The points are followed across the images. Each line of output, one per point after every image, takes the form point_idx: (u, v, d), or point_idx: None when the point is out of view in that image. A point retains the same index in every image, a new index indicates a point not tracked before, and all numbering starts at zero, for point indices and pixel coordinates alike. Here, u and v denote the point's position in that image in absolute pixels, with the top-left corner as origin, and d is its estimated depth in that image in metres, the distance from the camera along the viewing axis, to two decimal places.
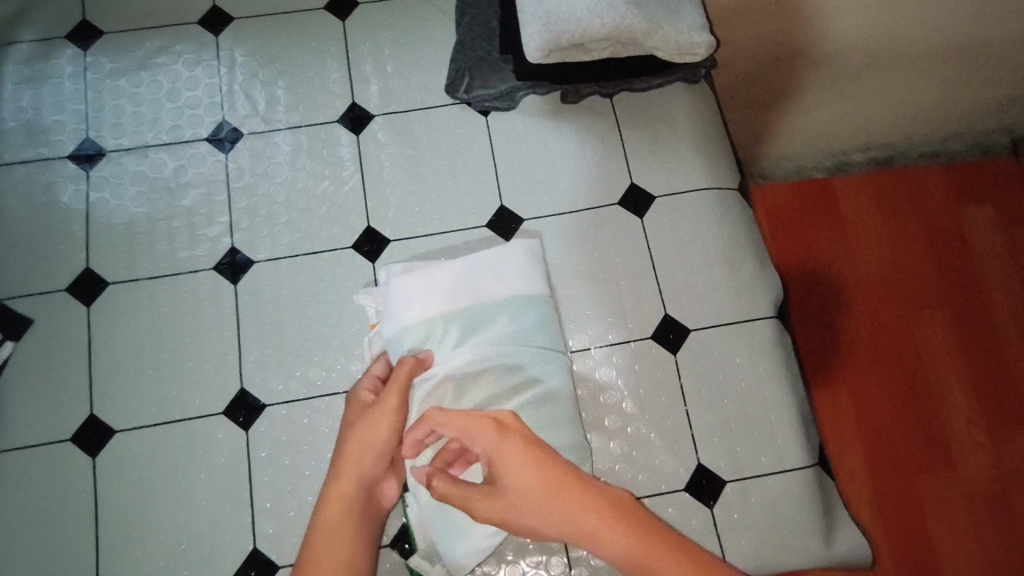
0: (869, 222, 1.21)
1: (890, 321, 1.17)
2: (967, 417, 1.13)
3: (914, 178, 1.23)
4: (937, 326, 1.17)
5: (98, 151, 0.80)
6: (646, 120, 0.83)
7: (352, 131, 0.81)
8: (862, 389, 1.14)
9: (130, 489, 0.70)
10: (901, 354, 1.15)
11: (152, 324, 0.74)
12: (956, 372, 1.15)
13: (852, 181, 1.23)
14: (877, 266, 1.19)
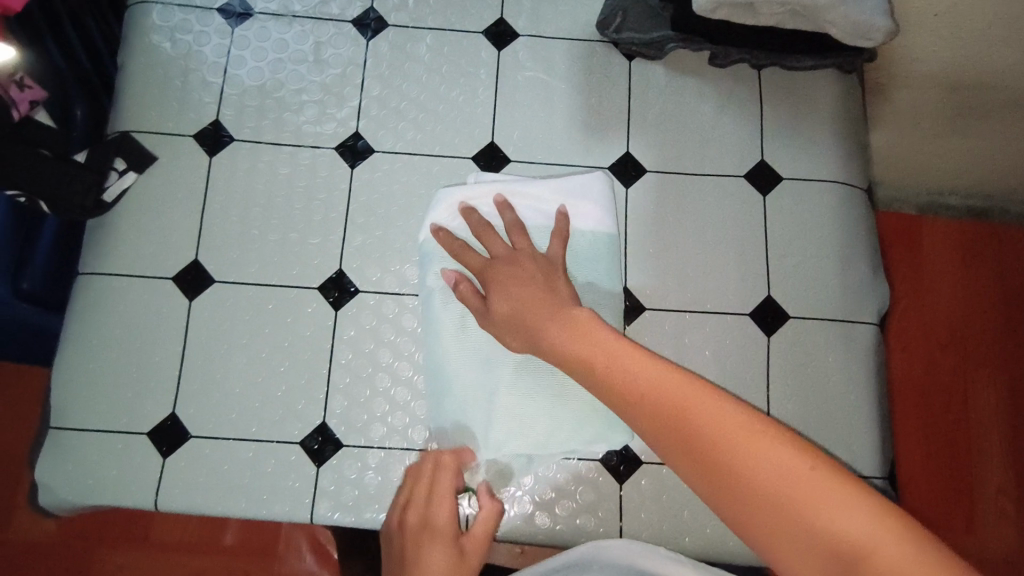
0: (950, 270, 1.20)
1: (947, 372, 1.16)
2: (1001, 484, 1.12)
3: (1007, 239, 1.21)
4: (995, 389, 1.15)
5: (246, 11, 0.80)
6: (788, 101, 0.80)
7: (495, 46, 0.81)
8: (902, 427, 1.14)
9: (219, 339, 0.71)
10: (948, 406, 1.15)
11: (267, 188, 0.75)
12: (1002, 439, 1.14)
13: (940, 226, 1.21)
14: (945, 315, 1.18)
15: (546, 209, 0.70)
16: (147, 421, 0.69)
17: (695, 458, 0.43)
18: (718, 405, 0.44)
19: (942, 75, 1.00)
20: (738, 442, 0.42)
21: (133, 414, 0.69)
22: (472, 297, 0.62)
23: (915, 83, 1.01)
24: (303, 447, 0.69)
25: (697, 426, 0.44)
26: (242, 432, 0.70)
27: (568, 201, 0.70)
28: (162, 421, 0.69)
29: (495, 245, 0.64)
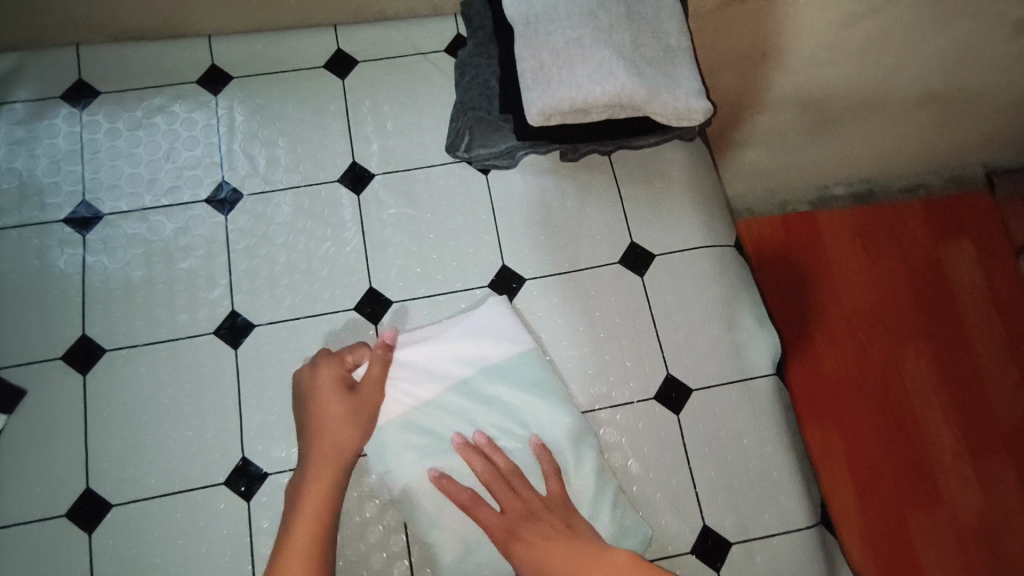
0: (853, 257, 1.25)
1: (876, 356, 1.21)
2: (953, 451, 1.17)
3: (894, 213, 1.28)
4: (922, 359, 1.21)
5: (94, 214, 0.79)
6: (643, 178, 0.84)
7: (354, 191, 0.81)
8: (855, 423, 1.17)
9: (128, 566, 0.68)
10: (886, 389, 1.19)
11: (150, 391, 0.73)
12: (941, 405, 1.19)
13: (833, 218, 1.26)
14: (861, 303, 1.23)
15: (471, 348, 0.71)
16: None
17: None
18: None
19: (802, 99, 1.16)
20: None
21: None
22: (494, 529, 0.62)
23: (781, 104, 1.16)
24: None
25: None
26: None
27: (486, 334, 0.72)
28: None
29: (506, 498, 0.63)
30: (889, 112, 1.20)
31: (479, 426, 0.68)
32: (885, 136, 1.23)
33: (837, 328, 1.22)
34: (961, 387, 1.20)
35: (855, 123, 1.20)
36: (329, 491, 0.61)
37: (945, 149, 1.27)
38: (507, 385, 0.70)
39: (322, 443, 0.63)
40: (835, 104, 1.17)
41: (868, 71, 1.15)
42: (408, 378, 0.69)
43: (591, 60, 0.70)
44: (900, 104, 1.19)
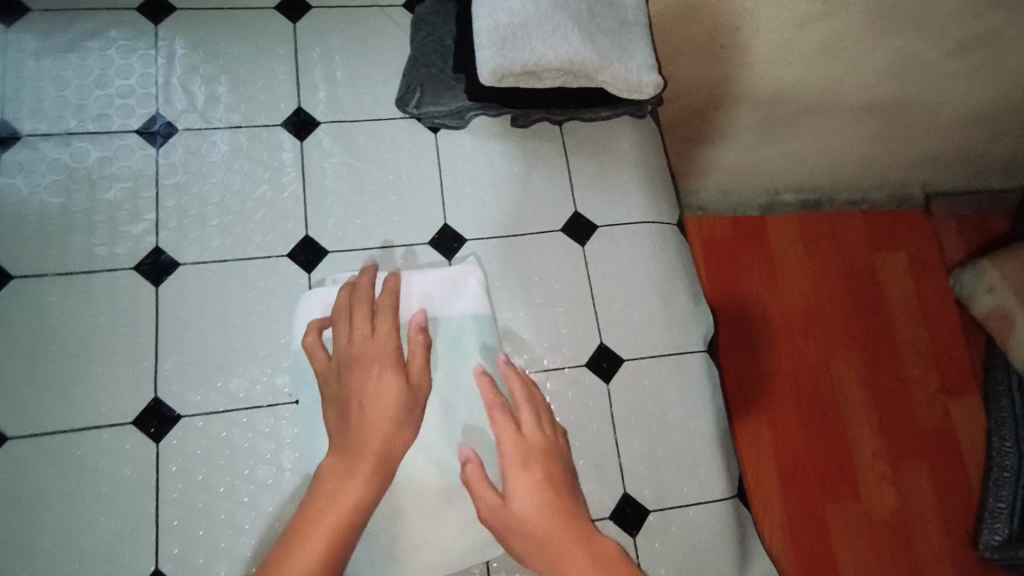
0: (795, 260, 1.35)
1: (809, 351, 1.29)
2: (873, 449, 1.24)
3: (834, 222, 1.38)
4: (851, 359, 1.29)
5: (12, 134, 0.74)
6: (593, 150, 0.84)
7: (296, 136, 0.79)
8: (784, 410, 1.25)
9: (19, 503, 0.64)
10: (817, 383, 1.27)
11: (60, 322, 0.69)
12: (865, 403, 1.27)
13: (780, 220, 1.37)
14: (800, 300, 1.32)
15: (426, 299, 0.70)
16: None
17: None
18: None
19: (758, 99, 1.12)
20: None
21: None
22: (485, 488, 0.59)
23: (733, 104, 1.13)
24: None
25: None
26: None
27: (448, 290, 0.71)
28: None
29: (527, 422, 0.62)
30: (842, 119, 1.17)
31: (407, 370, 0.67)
32: (832, 143, 1.24)
33: (776, 321, 1.30)
34: (885, 388, 1.29)
35: (804, 127, 1.19)
36: (384, 430, 0.58)
37: (889, 167, 1.33)
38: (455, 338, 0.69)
39: (371, 383, 0.59)
40: (789, 108, 1.14)
41: (840, 68, 1.05)
42: (331, 317, 0.68)
43: (546, 23, 0.69)
44: (853, 111, 1.15)
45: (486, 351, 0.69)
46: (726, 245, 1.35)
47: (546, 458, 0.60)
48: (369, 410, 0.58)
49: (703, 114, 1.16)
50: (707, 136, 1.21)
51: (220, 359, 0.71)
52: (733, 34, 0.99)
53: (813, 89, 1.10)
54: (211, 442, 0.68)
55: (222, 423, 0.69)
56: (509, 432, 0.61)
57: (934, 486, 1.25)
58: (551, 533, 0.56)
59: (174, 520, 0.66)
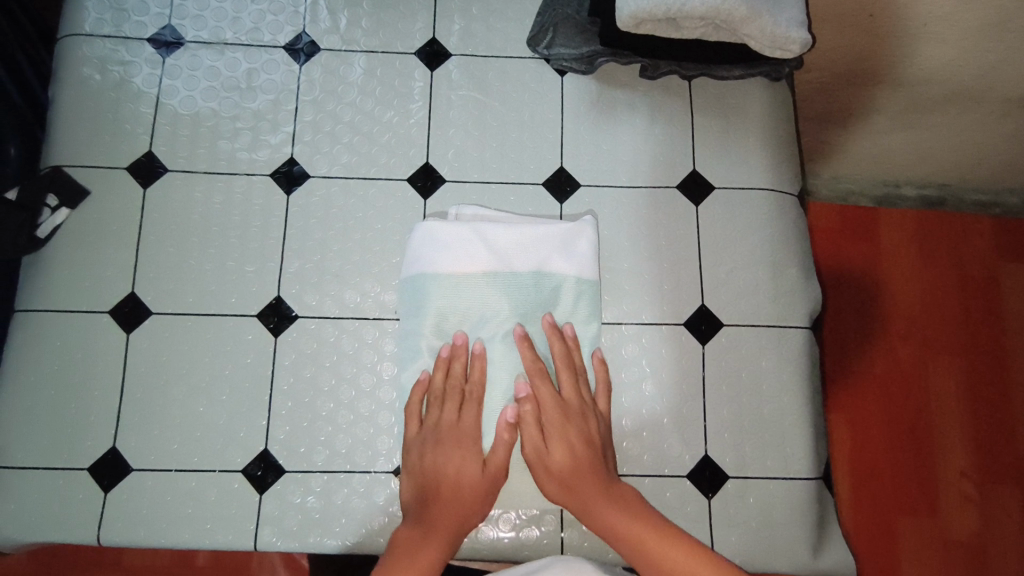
0: (905, 262, 1.26)
1: (906, 358, 1.22)
2: (962, 469, 1.17)
3: (959, 224, 1.27)
4: (952, 373, 1.21)
5: (176, 40, 0.80)
6: (719, 110, 0.82)
7: (427, 66, 0.81)
8: (869, 414, 1.19)
9: (157, 371, 0.72)
10: (910, 393, 1.20)
11: (202, 216, 0.76)
12: (961, 421, 1.19)
13: (896, 216, 1.28)
14: (905, 303, 1.24)
15: (535, 251, 0.69)
16: (89, 456, 0.70)
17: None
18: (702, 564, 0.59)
19: (901, 83, 1.05)
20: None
21: (75, 450, 0.70)
22: (532, 430, 0.63)
23: (872, 87, 1.07)
24: (245, 474, 0.70)
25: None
26: (184, 463, 0.70)
27: (559, 246, 0.69)
28: (103, 455, 0.70)
29: (567, 385, 0.66)
30: (989, 113, 1.09)
31: (498, 315, 0.67)
32: (972, 139, 1.15)
33: (875, 322, 1.23)
34: (987, 408, 1.20)
35: (946, 119, 1.11)
36: (468, 466, 0.63)
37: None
38: (552, 298, 0.69)
39: (457, 422, 0.64)
40: (932, 97, 1.07)
41: (998, 53, 0.98)
42: (451, 243, 0.68)
43: None
44: (1003, 104, 1.07)
45: (586, 311, 0.70)
46: (833, 236, 1.28)
47: (579, 416, 0.65)
48: (458, 447, 0.64)
49: (836, 93, 1.10)
50: (836, 117, 1.15)
51: (336, 269, 0.75)
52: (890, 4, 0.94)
53: (968, 74, 1.02)
54: (322, 344, 0.73)
55: (333, 329, 0.74)
56: (552, 395, 0.64)
57: None
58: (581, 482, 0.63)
59: (284, 408, 0.72)
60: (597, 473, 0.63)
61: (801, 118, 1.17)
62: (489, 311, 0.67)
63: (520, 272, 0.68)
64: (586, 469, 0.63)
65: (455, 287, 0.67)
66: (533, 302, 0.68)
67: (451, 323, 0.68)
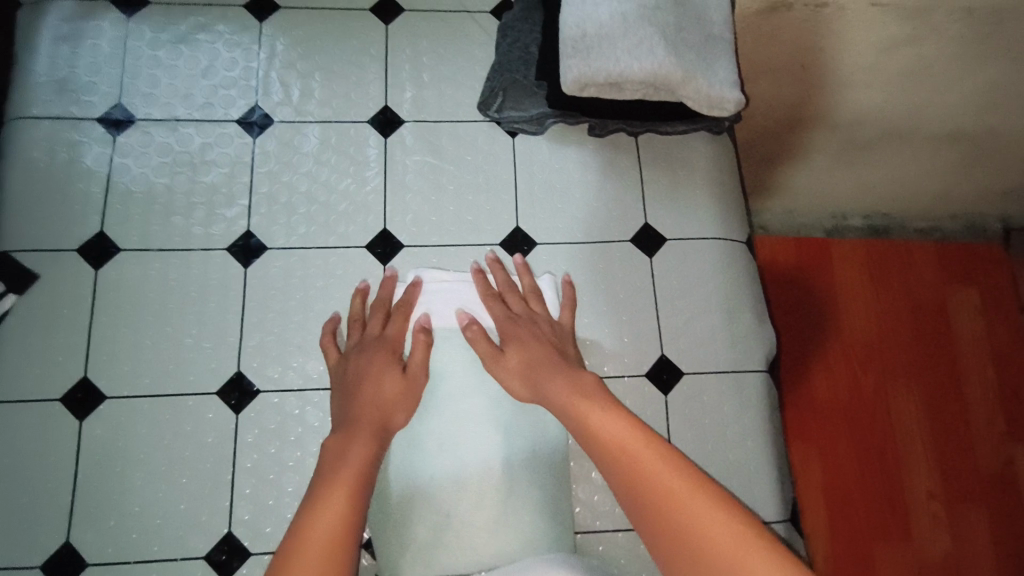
0: (857, 291, 1.31)
1: (867, 385, 1.25)
2: (930, 490, 1.20)
3: (903, 252, 1.33)
4: (911, 396, 1.25)
5: (127, 118, 0.80)
6: (666, 164, 0.85)
7: (381, 134, 0.83)
8: (836, 442, 1.22)
9: (113, 458, 0.70)
10: (872, 419, 1.23)
11: (158, 294, 0.75)
12: (925, 442, 1.22)
13: (846, 248, 1.33)
14: (860, 331, 1.28)
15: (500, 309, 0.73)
16: (41, 554, 0.67)
17: (658, 515, 0.50)
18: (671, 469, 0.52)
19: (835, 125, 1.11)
20: (684, 505, 0.49)
21: (25, 547, 0.67)
22: (485, 345, 0.67)
23: (809, 130, 1.13)
24: (208, 560, 0.68)
25: (666, 499, 0.50)
26: (143, 553, 0.67)
27: None
28: (56, 551, 0.67)
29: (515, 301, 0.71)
30: (920, 149, 1.16)
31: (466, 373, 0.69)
32: (906, 173, 1.23)
33: (834, 350, 1.27)
34: (947, 428, 1.24)
35: (881, 155, 1.17)
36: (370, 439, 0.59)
37: (961, 197, 1.30)
38: None
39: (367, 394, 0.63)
40: (866, 135, 1.13)
41: (923, 97, 1.04)
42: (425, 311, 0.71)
43: (632, 37, 0.70)
44: (932, 141, 1.14)
45: None
46: (786, 271, 1.33)
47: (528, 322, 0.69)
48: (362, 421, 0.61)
49: (779, 138, 1.15)
50: (780, 158, 1.20)
51: (297, 340, 0.75)
52: (819, 56, 0.96)
53: (897, 113, 1.08)
54: (285, 418, 0.72)
55: (296, 401, 0.73)
56: (500, 309, 0.70)
57: (997, 534, 1.19)
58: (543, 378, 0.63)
59: (247, 488, 0.70)
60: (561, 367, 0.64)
61: (747, 161, 1.22)
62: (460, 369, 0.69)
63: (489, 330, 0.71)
64: (567, 383, 0.62)
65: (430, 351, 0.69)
66: None
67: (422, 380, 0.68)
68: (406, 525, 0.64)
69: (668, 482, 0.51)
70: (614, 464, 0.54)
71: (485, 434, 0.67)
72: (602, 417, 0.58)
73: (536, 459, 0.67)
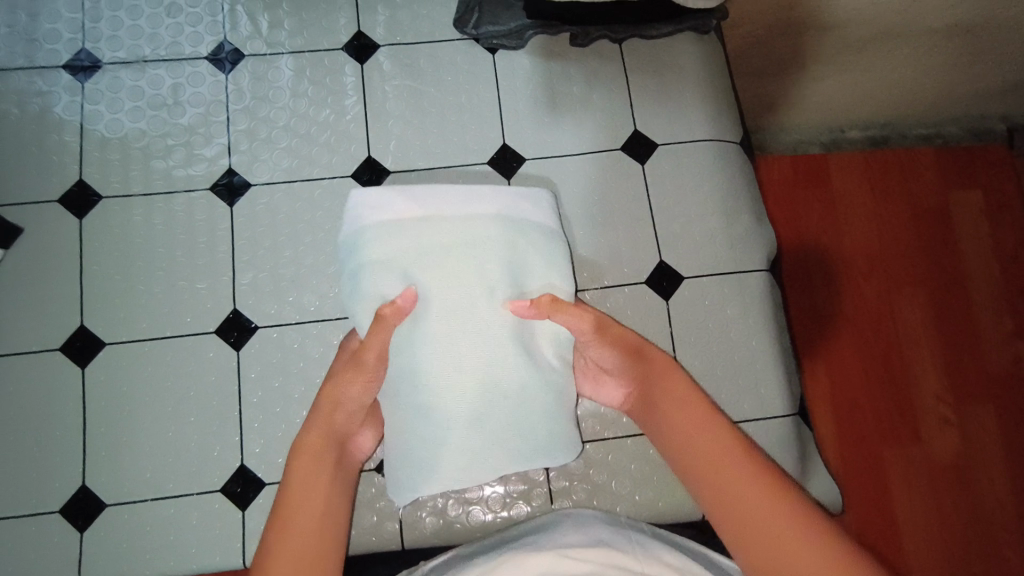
0: (859, 202, 1.28)
1: (871, 296, 1.24)
2: (938, 394, 1.20)
3: (904, 159, 1.30)
4: (917, 302, 1.24)
5: (94, 63, 0.78)
6: (653, 69, 0.82)
7: (357, 60, 0.80)
8: (843, 352, 1.21)
9: (119, 402, 0.70)
10: (880, 328, 1.22)
11: (146, 239, 0.74)
12: (932, 347, 1.22)
13: (845, 160, 1.30)
14: (863, 243, 1.26)
15: (482, 197, 0.62)
16: (58, 498, 0.67)
17: (699, 467, 0.52)
18: (727, 442, 0.52)
19: (829, 29, 1.06)
20: (726, 462, 0.51)
21: (43, 492, 0.67)
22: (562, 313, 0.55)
23: (799, 36, 1.08)
24: (224, 493, 0.68)
25: (703, 453, 0.52)
26: (159, 490, 0.68)
27: (512, 196, 0.63)
28: (74, 494, 0.68)
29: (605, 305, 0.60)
30: (916, 47, 1.12)
31: (447, 263, 0.58)
32: (901, 75, 1.19)
33: (839, 264, 1.25)
34: (954, 333, 1.23)
35: (874, 57, 1.13)
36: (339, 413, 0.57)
37: (965, 97, 1.28)
38: (510, 246, 0.60)
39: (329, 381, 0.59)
40: (859, 35, 1.08)
41: None
42: (404, 194, 0.61)
43: None
44: (932, 35, 1.09)
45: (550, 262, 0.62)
46: (786, 187, 1.29)
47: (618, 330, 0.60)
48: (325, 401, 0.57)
49: (773, 45, 1.11)
50: (774, 69, 1.17)
51: (291, 275, 0.74)
52: None
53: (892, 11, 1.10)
54: (286, 351, 0.72)
55: (295, 334, 0.72)
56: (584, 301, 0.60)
57: (1005, 432, 1.19)
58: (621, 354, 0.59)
59: (256, 421, 0.70)
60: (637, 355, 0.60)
61: (740, 75, 1.19)
62: (439, 261, 0.58)
63: (472, 219, 0.60)
64: (619, 346, 0.59)
65: (416, 236, 0.59)
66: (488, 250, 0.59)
67: (393, 266, 0.58)
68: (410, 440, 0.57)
69: (705, 440, 0.53)
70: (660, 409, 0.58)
71: (474, 328, 0.56)
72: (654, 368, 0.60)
73: (539, 364, 0.59)
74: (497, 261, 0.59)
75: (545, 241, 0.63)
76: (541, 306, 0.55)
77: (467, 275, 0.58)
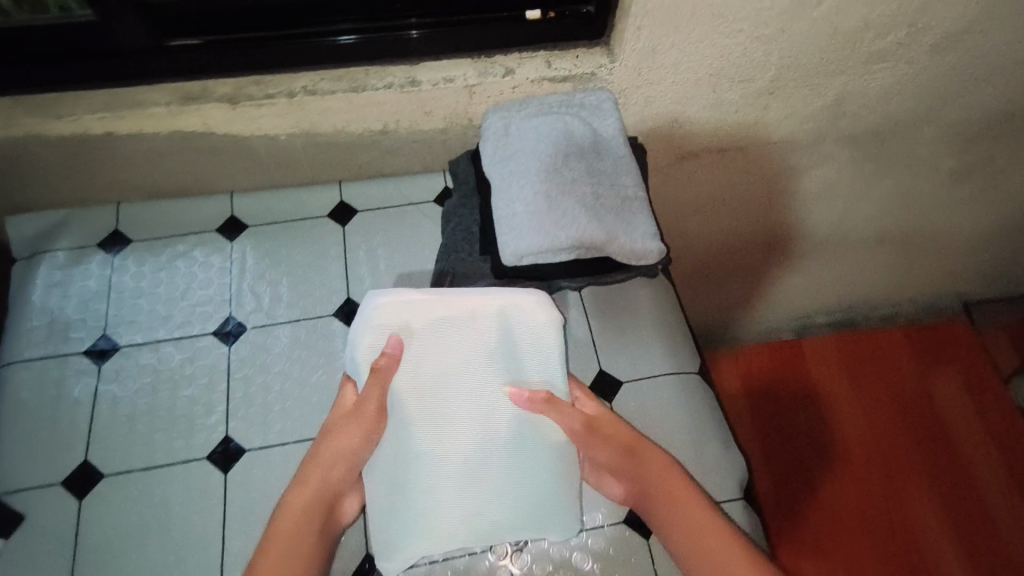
0: (844, 390, 1.73)
1: (856, 463, 1.62)
2: (952, 540, 1.52)
3: (873, 354, 1.80)
4: (912, 465, 1.61)
5: (112, 346, 0.87)
6: (611, 309, 0.92)
7: (347, 324, 0.90)
8: (838, 511, 1.56)
9: None
10: (869, 489, 1.58)
11: (141, 514, 0.77)
12: (931, 501, 1.57)
13: (822, 357, 1.80)
14: (857, 421, 1.68)
15: (480, 300, 0.73)
16: None
17: (695, 550, 0.68)
18: (726, 542, 0.68)
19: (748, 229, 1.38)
20: (715, 545, 0.68)
21: None
22: (557, 408, 0.72)
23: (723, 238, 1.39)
24: None
25: (695, 535, 0.69)
26: None
27: (512, 307, 0.74)
28: None
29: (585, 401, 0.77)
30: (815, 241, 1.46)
31: (449, 358, 0.73)
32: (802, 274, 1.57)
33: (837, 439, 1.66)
34: (951, 487, 1.59)
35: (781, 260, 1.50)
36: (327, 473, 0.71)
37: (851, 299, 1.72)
38: (502, 349, 0.74)
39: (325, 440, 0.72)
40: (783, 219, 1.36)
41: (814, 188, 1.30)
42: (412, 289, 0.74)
43: (559, 209, 0.80)
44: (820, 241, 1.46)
45: (543, 362, 0.75)
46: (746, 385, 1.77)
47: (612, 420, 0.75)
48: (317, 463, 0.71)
49: (701, 266, 1.48)
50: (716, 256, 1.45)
51: None
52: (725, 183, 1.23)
53: (805, 220, 1.38)
54: None
55: None
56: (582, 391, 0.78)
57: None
58: (616, 436, 0.75)
59: None
60: (635, 443, 0.75)
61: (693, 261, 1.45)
62: (441, 356, 0.73)
63: (476, 322, 0.73)
64: (617, 430, 0.75)
65: (423, 327, 0.73)
66: (484, 354, 0.74)
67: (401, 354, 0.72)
68: (419, 531, 0.72)
69: (702, 524, 0.69)
70: (660, 500, 0.72)
71: (471, 426, 0.73)
72: (651, 464, 0.74)
73: (527, 448, 0.74)
74: (489, 363, 0.74)
75: (539, 329, 0.74)
76: (540, 400, 0.72)
77: (464, 369, 0.73)
